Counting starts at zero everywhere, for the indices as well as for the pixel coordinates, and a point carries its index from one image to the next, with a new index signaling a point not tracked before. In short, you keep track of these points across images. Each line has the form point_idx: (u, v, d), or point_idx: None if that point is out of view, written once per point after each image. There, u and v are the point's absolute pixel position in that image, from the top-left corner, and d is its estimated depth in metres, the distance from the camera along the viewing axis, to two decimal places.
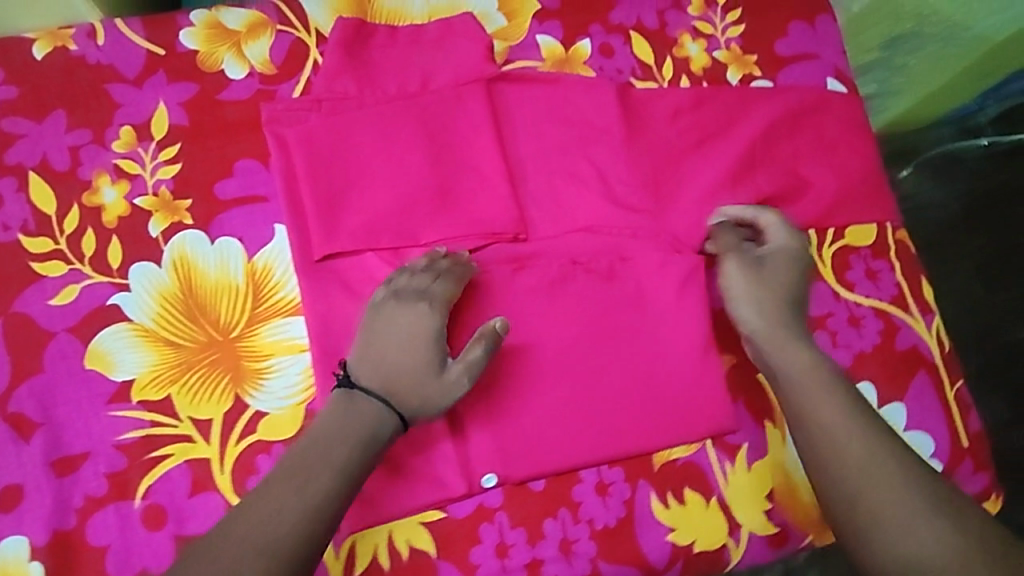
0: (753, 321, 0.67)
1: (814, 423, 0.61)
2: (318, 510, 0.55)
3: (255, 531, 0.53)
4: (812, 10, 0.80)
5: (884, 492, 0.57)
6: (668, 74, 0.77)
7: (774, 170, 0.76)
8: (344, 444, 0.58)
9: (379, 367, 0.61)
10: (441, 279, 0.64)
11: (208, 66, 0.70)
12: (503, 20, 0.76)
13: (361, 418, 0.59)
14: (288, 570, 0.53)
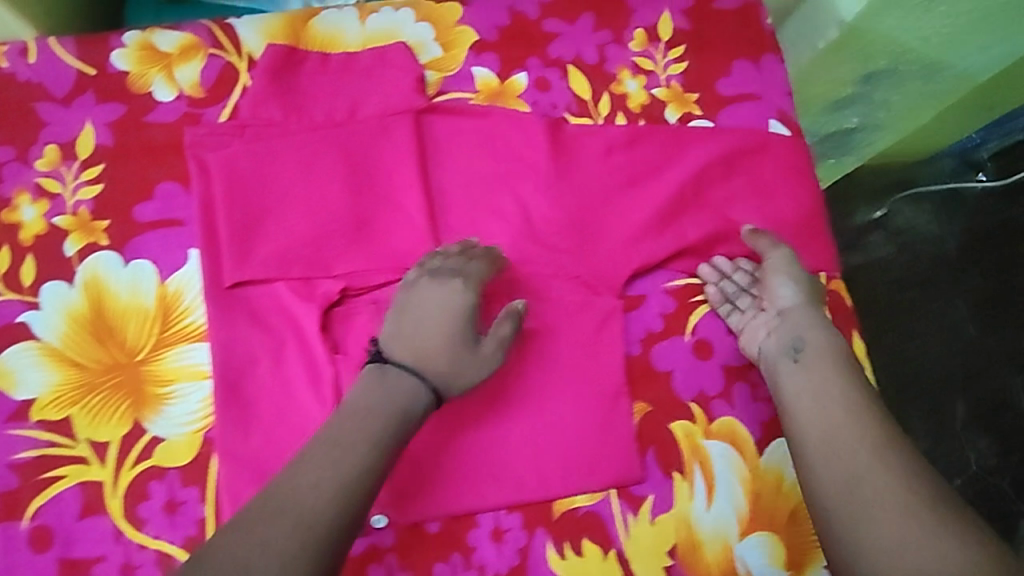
0: (790, 300, 0.70)
1: (844, 422, 0.63)
2: (351, 484, 0.57)
3: (293, 504, 0.55)
4: (757, 48, 0.79)
5: (890, 489, 0.59)
6: (605, 111, 0.76)
7: (704, 215, 0.74)
8: (381, 416, 0.59)
9: (412, 343, 0.63)
10: (475, 261, 0.67)
11: (138, 88, 0.71)
12: (439, 50, 0.75)
13: (401, 387, 0.61)
14: (323, 540, 0.54)
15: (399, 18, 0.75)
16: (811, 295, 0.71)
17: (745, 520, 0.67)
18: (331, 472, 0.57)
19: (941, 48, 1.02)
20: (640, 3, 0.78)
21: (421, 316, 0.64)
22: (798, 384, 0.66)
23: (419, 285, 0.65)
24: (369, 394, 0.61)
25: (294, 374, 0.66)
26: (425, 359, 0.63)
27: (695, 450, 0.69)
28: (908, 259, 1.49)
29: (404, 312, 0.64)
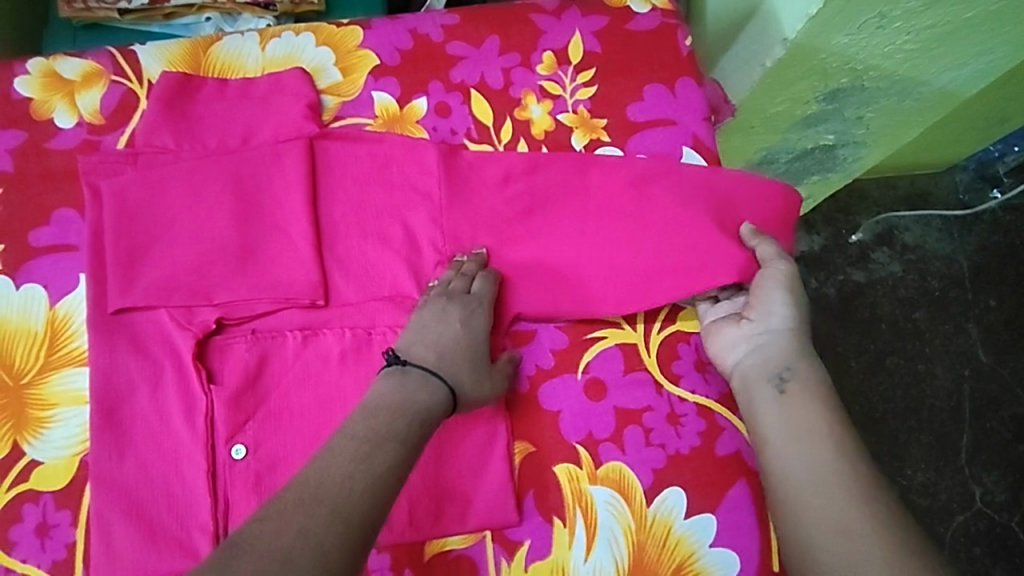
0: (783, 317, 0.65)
1: (803, 442, 0.60)
2: (370, 485, 0.55)
3: (319, 499, 0.53)
4: (672, 73, 0.75)
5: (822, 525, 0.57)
6: (507, 137, 0.74)
7: (612, 242, 0.70)
8: (401, 417, 0.59)
9: (438, 352, 0.64)
10: (478, 280, 0.67)
11: (40, 114, 0.72)
12: (338, 75, 0.74)
13: (422, 389, 0.61)
14: (356, 532, 0.53)
15: (300, 42, 0.75)
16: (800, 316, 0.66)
17: (625, 571, 0.63)
18: (357, 469, 0.55)
19: (908, 66, 0.94)
20: (550, 26, 0.76)
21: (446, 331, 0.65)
22: (776, 404, 0.63)
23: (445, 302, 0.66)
24: (380, 398, 0.60)
25: (169, 402, 0.65)
26: (449, 369, 0.63)
27: (578, 495, 0.65)
28: (913, 280, 1.41)
29: (448, 330, 0.65)
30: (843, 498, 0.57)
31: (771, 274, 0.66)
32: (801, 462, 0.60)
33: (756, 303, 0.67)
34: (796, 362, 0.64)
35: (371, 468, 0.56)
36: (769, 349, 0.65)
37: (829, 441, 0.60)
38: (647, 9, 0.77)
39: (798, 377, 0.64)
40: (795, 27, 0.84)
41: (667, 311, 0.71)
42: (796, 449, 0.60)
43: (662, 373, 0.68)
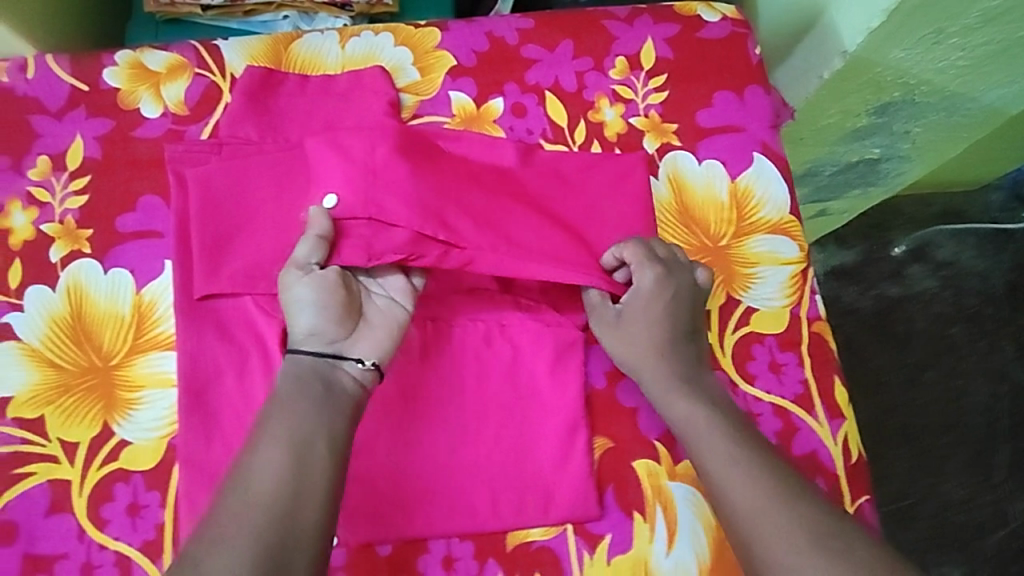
0: (625, 339, 0.67)
1: (706, 443, 0.62)
2: (296, 474, 0.55)
3: (266, 511, 0.53)
4: (742, 79, 0.77)
5: (772, 528, 0.56)
6: (581, 138, 0.75)
7: (685, 246, 0.72)
8: (307, 400, 0.59)
9: (312, 327, 0.62)
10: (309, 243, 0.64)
11: (126, 104, 0.74)
12: (416, 74, 0.76)
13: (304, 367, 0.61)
14: (286, 517, 0.53)
15: (378, 42, 0.77)
16: (639, 327, 0.66)
17: (706, 567, 0.64)
18: (294, 474, 0.55)
19: (959, 81, 0.96)
20: (622, 32, 0.78)
21: (307, 305, 0.62)
22: (668, 411, 0.64)
23: (294, 276, 0.63)
24: (293, 383, 0.60)
25: (257, 390, 0.66)
26: (326, 340, 0.62)
27: (658, 490, 0.65)
28: (947, 298, 1.42)
29: (309, 302, 0.62)
30: (752, 494, 0.58)
31: (639, 280, 0.67)
32: (703, 466, 0.61)
33: (630, 321, 0.67)
34: (662, 384, 0.65)
35: (304, 461, 0.56)
36: (649, 359, 0.66)
37: (728, 435, 0.61)
38: (717, 18, 0.79)
39: (667, 398, 0.65)
40: (856, 40, 0.86)
41: (742, 311, 0.70)
42: (699, 453, 0.62)
43: (738, 372, 0.69)
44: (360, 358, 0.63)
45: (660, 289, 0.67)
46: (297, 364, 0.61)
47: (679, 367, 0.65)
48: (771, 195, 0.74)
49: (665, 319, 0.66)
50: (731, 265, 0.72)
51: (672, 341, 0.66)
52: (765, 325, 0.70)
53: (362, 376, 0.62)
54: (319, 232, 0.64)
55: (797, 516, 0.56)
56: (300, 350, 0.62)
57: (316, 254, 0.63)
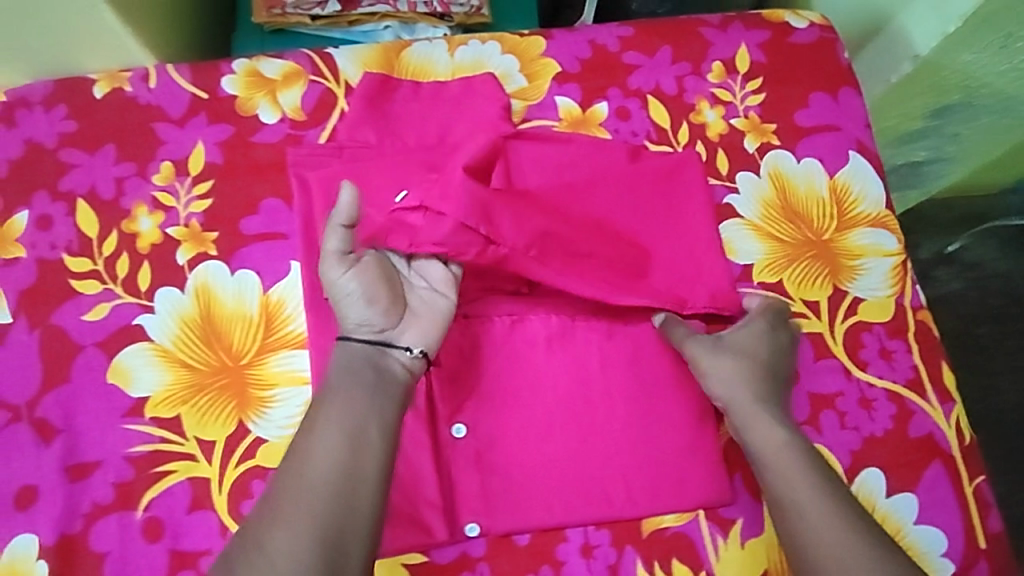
0: (721, 372, 0.66)
1: (788, 467, 0.62)
2: (352, 464, 0.57)
3: (323, 495, 0.55)
4: (835, 82, 0.81)
5: (837, 545, 0.58)
6: (684, 139, 0.78)
7: (792, 241, 0.75)
8: (359, 387, 0.60)
9: (361, 318, 0.62)
10: (343, 236, 0.60)
11: (244, 110, 0.76)
12: (523, 80, 0.79)
13: (355, 356, 0.62)
14: (339, 508, 0.55)
15: (486, 50, 0.80)
16: (741, 366, 0.66)
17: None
18: (348, 462, 0.57)
19: (1018, 84, 0.98)
20: (717, 37, 0.81)
21: (355, 298, 0.61)
22: (752, 436, 0.64)
23: (336, 269, 0.61)
24: (343, 370, 0.61)
25: None
26: (376, 329, 0.63)
27: None
28: (975, 297, 1.37)
29: (355, 294, 0.61)
30: (830, 519, 0.59)
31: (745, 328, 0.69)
32: (781, 489, 0.61)
33: (722, 345, 0.67)
34: (752, 417, 0.64)
35: (359, 449, 0.58)
36: (737, 385, 0.65)
37: (816, 470, 0.61)
38: (805, 24, 0.83)
39: (754, 430, 0.64)
40: (929, 45, 0.92)
41: (849, 302, 0.73)
42: (778, 475, 0.62)
43: (851, 359, 0.71)
44: (408, 346, 0.63)
45: (762, 337, 0.68)
46: (349, 353, 0.62)
47: (770, 399, 0.65)
48: (868, 191, 0.77)
49: (758, 351, 0.67)
50: (836, 257, 0.74)
51: (765, 372, 0.66)
52: (874, 314, 0.72)
53: (412, 364, 0.63)
54: (345, 221, 0.60)
55: (867, 542, 0.58)
56: (351, 339, 0.62)
57: (350, 245, 0.61)
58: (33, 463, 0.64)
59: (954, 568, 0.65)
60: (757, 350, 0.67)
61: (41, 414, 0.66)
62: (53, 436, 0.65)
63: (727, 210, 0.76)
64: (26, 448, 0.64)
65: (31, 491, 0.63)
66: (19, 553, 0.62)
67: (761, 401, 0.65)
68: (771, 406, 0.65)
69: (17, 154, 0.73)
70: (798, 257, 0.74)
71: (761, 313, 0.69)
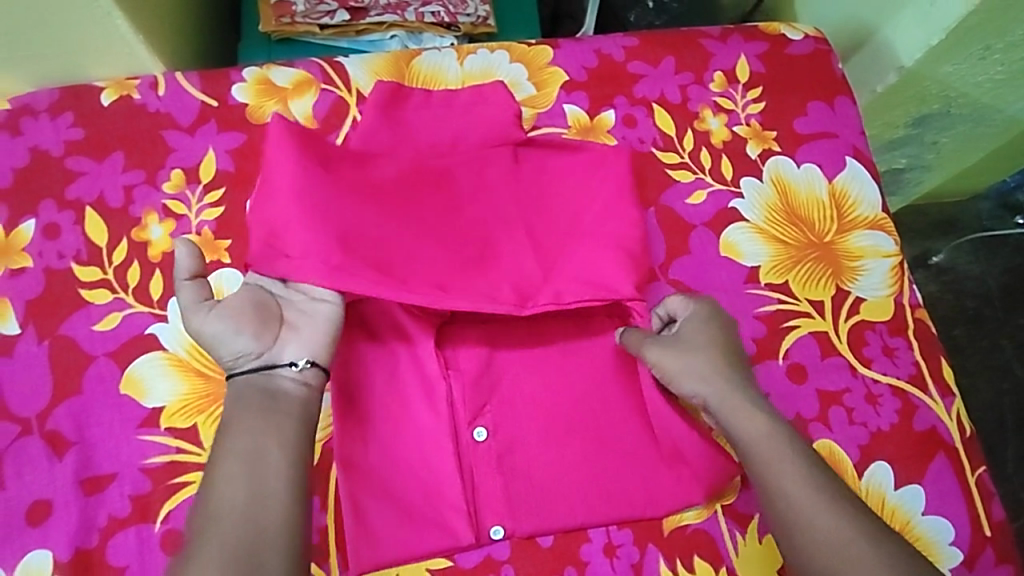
0: (687, 373, 0.65)
1: (770, 454, 0.62)
2: (258, 489, 0.57)
3: (231, 527, 0.55)
4: (830, 91, 0.84)
5: (818, 534, 0.59)
6: (689, 145, 0.80)
7: (795, 243, 0.77)
8: (253, 413, 0.60)
9: (239, 348, 0.61)
10: (188, 289, 0.63)
11: (256, 118, 0.76)
12: (532, 88, 0.81)
13: (243, 393, 0.61)
14: (251, 535, 0.55)
15: (494, 59, 0.82)
16: (706, 365, 0.65)
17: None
18: (253, 488, 0.57)
19: (992, 94, 1.04)
20: (718, 48, 0.85)
21: (223, 335, 0.61)
22: (733, 426, 0.63)
23: (200, 317, 0.62)
24: (235, 403, 0.60)
25: (409, 390, 0.67)
26: (254, 356, 0.62)
27: None
28: (949, 301, 1.39)
29: (224, 332, 0.61)
30: (818, 497, 0.60)
31: (687, 325, 0.67)
32: (766, 481, 0.61)
33: (686, 342, 0.66)
34: (730, 411, 0.64)
35: (262, 474, 0.57)
36: (710, 378, 0.65)
37: (797, 449, 0.62)
38: (801, 36, 0.87)
39: (735, 424, 0.63)
40: (914, 56, 0.97)
41: (852, 301, 0.75)
42: (759, 471, 0.62)
43: (855, 356, 0.73)
44: (292, 361, 0.62)
45: (712, 328, 0.67)
46: (234, 389, 0.61)
47: (745, 384, 0.65)
48: (864, 195, 0.80)
49: (721, 338, 0.67)
50: (838, 257, 0.77)
51: (732, 358, 0.66)
52: (875, 312, 0.75)
53: (302, 377, 0.62)
54: (189, 273, 0.63)
55: (852, 512, 0.60)
56: (236, 374, 0.62)
57: (200, 292, 0.63)
58: (46, 477, 0.62)
59: (962, 556, 0.67)
60: (710, 343, 0.66)
61: (51, 426, 0.64)
62: (65, 449, 0.63)
63: (733, 213, 0.78)
64: (39, 462, 0.63)
65: (44, 505, 0.61)
66: (32, 570, 0.60)
67: (738, 394, 0.64)
68: (747, 390, 0.65)
69: (23, 163, 0.72)
70: (802, 259, 0.76)
71: (699, 298, 0.69)
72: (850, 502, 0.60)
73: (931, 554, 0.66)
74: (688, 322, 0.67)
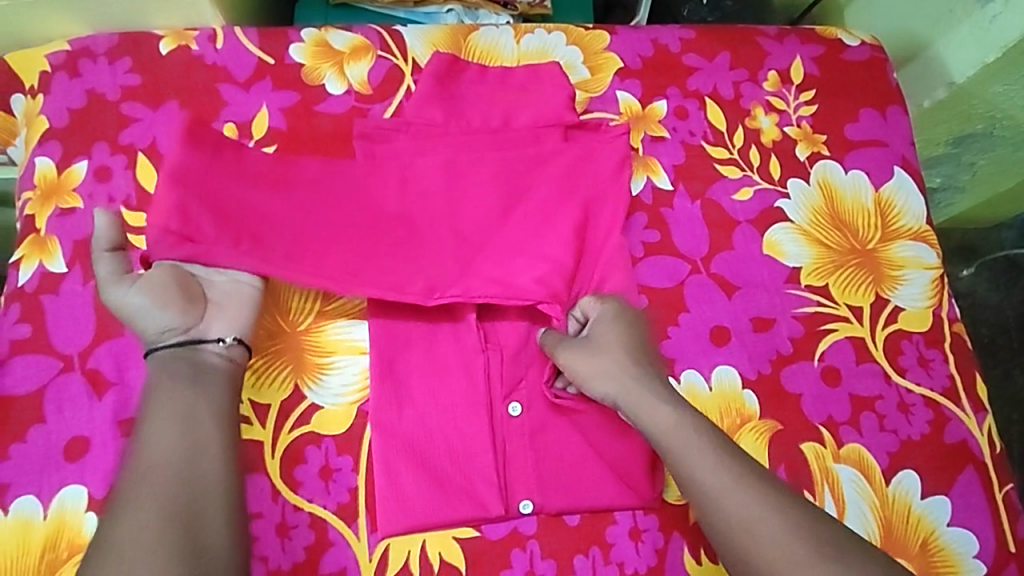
0: (592, 374, 0.64)
1: (679, 444, 0.60)
2: (188, 448, 0.57)
3: (160, 484, 0.55)
4: (883, 100, 0.84)
5: (757, 526, 0.56)
6: (739, 141, 0.80)
7: (838, 246, 0.77)
8: (179, 377, 0.59)
9: (163, 323, 0.61)
10: (105, 260, 0.62)
11: (311, 79, 0.76)
12: (586, 72, 0.81)
13: (162, 369, 0.60)
14: (180, 488, 0.55)
15: (551, 40, 0.82)
16: (610, 365, 0.63)
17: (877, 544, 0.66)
18: (183, 446, 0.56)
19: None
20: (774, 48, 0.85)
21: (145, 309, 0.61)
22: (645, 425, 0.61)
23: (119, 290, 0.61)
24: (155, 374, 0.60)
25: (448, 359, 0.67)
26: (180, 331, 0.61)
27: (826, 471, 0.68)
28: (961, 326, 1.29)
29: (146, 305, 0.61)
30: (728, 482, 0.58)
31: (593, 325, 0.66)
32: (696, 477, 0.59)
33: (593, 344, 0.65)
34: (640, 412, 0.62)
35: (190, 436, 0.57)
36: (618, 377, 0.63)
37: (706, 436, 0.60)
38: (857, 43, 0.87)
39: (646, 422, 0.61)
40: (966, 73, 0.98)
41: (891, 310, 0.75)
42: (687, 465, 0.59)
43: (891, 364, 0.73)
44: (220, 337, 0.62)
45: (619, 325, 0.65)
46: (157, 361, 0.60)
47: (652, 379, 0.63)
48: (910, 206, 0.80)
49: (630, 335, 0.65)
50: (879, 265, 0.77)
51: (641, 354, 0.64)
52: (912, 323, 0.75)
53: (228, 352, 0.62)
54: (109, 246, 0.62)
55: (766, 491, 0.58)
56: (158, 346, 0.61)
57: (118, 266, 0.62)
58: (85, 415, 0.63)
59: (985, 569, 0.67)
60: (613, 341, 0.64)
61: (92, 365, 0.64)
62: (105, 389, 0.64)
63: (779, 211, 0.78)
64: (79, 399, 0.63)
65: (82, 442, 0.62)
66: (67, 505, 0.60)
67: (649, 390, 0.62)
68: (654, 386, 0.62)
69: (79, 105, 0.73)
70: (842, 263, 0.76)
71: (610, 297, 0.68)
72: (765, 483, 0.58)
73: (952, 565, 0.66)
74: (599, 320, 0.66)
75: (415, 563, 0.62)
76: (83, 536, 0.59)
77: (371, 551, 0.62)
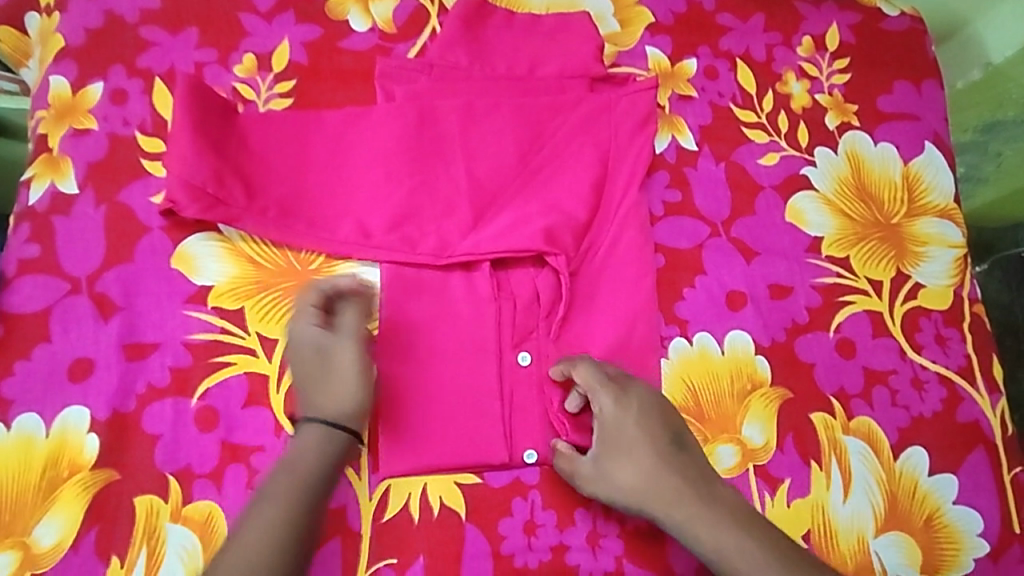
0: (615, 489, 0.60)
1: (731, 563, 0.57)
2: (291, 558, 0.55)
3: None
4: (918, 73, 0.82)
5: None
6: (768, 106, 0.78)
7: (862, 219, 0.75)
8: (297, 482, 0.57)
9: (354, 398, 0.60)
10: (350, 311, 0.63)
11: (334, 14, 0.74)
12: (617, 25, 0.79)
13: (297, 466, 0.58)
14: None
15: None
16: (634, 474, 0.60)
17: (881, 517, 0.66)
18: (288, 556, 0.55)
19: None
20: (811, 12, 0.82)
21: (350, 379, 0.60)
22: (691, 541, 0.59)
23: (343, 349, 0.61)
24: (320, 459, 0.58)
25: (458, 307, 0.66)
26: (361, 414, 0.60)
27: (834, 442, 0.68)
28: None
29: (352, 375, 0.60)
30: None
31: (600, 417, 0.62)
32: None
33: (608, 457, 0.61)
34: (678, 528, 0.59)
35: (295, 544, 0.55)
36: (646, 490, 0.60)
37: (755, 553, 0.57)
38: (897, 13, 0.84)
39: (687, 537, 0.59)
40: (1005, 52, 0.99)
41: (911, 286, 0.74)
42: None
43: (907, 339, 0.72)
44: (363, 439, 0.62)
45: (628, 415, 0.61)
46: (320, 443, 0.58)
47: (686, 492, 0.59)
48: (938, 182, 0.78)
49: (647, 432, 0.61)
50: (903, 240, 0.75)
51: (660, 458, 0.60)
52: (932, 300, 0.73)
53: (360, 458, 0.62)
54: (358, 305, 0.63)
55: None
56: (338, 423, 0.59)
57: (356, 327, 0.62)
58: (91, 337, 0.62)
59: (988, 548, 0.67)
60: (627, 444, 0.61)
61: (99, 288, 0.64)
62: (112, 313, 0.63)
63: (804, 179, 0.76)
64: (85, 321, 0.62)
65: (86, 364, 0.61)
66: (69, 425, 0.60)
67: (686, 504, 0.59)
68: (685, 501, 0.59)
69: (96, 25, 0.71)
70: (865, 236, 0.75)
71: (605, 378, 0.62)
72: None
73: (955, 542, 0.66)
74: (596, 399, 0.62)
75: (415, 504, 0.61)
76: (85, 456, 0.59)
77: (371, 492, 0.62)
